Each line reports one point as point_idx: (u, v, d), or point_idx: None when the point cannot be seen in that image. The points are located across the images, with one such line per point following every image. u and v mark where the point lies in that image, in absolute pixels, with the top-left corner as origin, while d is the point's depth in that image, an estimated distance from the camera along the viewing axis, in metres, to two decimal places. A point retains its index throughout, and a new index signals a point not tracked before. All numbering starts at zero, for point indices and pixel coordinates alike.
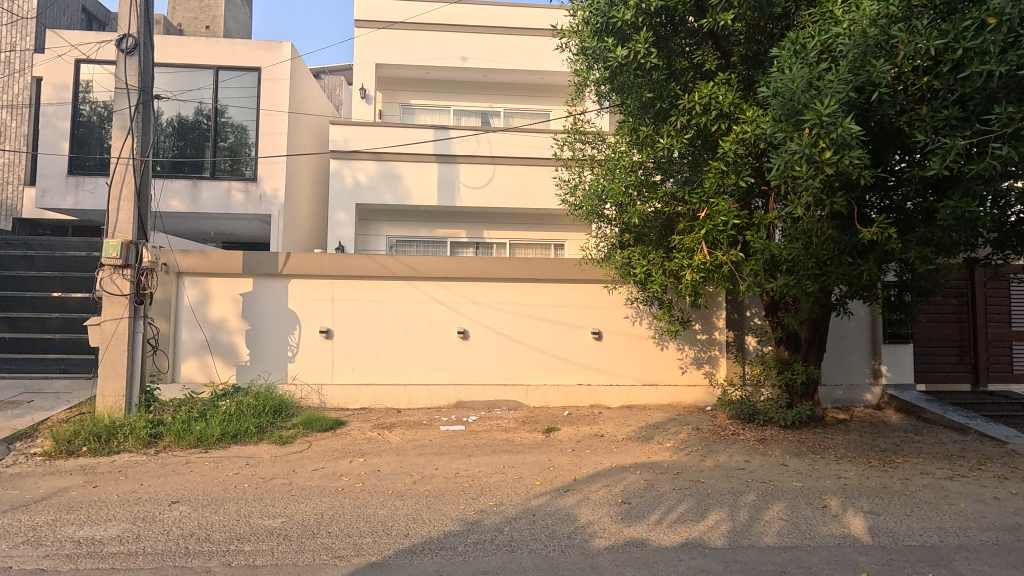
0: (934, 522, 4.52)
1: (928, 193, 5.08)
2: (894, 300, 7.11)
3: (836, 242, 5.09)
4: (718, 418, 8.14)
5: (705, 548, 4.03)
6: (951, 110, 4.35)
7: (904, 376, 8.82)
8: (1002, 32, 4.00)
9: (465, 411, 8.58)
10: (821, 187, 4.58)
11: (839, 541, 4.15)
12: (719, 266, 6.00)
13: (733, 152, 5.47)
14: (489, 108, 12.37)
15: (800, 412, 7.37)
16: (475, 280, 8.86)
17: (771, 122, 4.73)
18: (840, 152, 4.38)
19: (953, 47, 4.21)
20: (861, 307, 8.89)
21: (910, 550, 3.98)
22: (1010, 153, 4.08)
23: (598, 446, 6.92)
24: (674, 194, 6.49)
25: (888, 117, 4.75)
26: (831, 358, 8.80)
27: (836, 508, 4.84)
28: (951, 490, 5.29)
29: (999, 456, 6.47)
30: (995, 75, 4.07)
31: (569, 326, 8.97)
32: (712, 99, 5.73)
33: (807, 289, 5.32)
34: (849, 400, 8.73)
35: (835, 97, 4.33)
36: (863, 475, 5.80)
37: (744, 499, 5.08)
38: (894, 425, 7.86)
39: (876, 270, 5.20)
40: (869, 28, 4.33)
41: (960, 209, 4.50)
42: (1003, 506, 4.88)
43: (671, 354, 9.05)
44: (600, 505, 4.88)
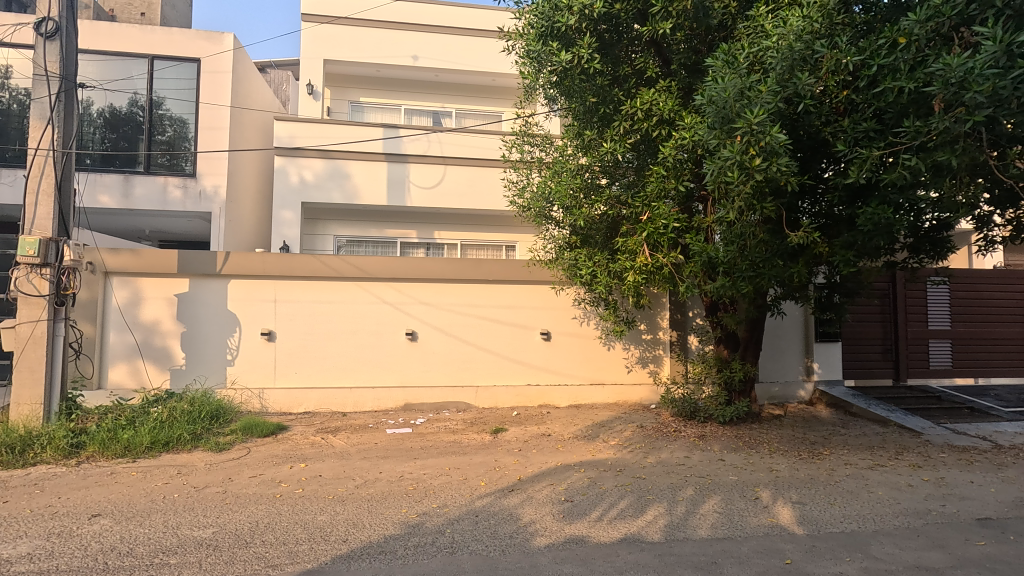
0: (854, 509, 4.80)
1: (852, 200, 5.39)
2: (824, 300, 7.49)
3: (767, 245, 5.35)
4: (662, 415, 8.38)
5: (642, 542, 4.13)
6: (869, 122, 4.63)
7: (833, 372, 9.34)
8: (911, 50, 4.31)
9: (413, 413, 8.48)
10: (751, 192, 4.79)
11: (767, 531, 4.34)
12: (660, 268, 6.19)
13: (672, 157, 5.64)
14: (441, 108, 12.30)
15: (738, 408, 7.67)
16: (424, 281, 8.78)
17: (706, 129, 4.92)
18: (769, 159, 4.59)
19: (869, 63, 4.49)
20: (794, 307, 9.33)
21: (832, 537, 4.20)
22: (917, 165, 4.35)
23: (545, 446, 6.98)
24: (618, 197, 6.65)
25: (814, 128, 5.01)
26: (768, 356, 9.19)
27: (767, 500, 5.07)
28: (871, 479, 5.63)
29: (915, 446, 6.94)
30: (905, 91, 4.35)
31: (518, 326, 9.03)
32: (652, 106, 5.90)
33: (742, 289, 5.56)
34: (784, 397, 9.15)
35: (764, 107, 4.55)
36: (793, 467, 6.10)
37: (683, 494, 5.25)
38: (823, 419, 8.29)
39: (805, 273, 5.50)
40: (795, 42, 4.56)
41: (878, 216, 4.81)
42: (916, 492, 5.23)
43: (617, 353, 9.25)
44: (543, 504, 4.93)
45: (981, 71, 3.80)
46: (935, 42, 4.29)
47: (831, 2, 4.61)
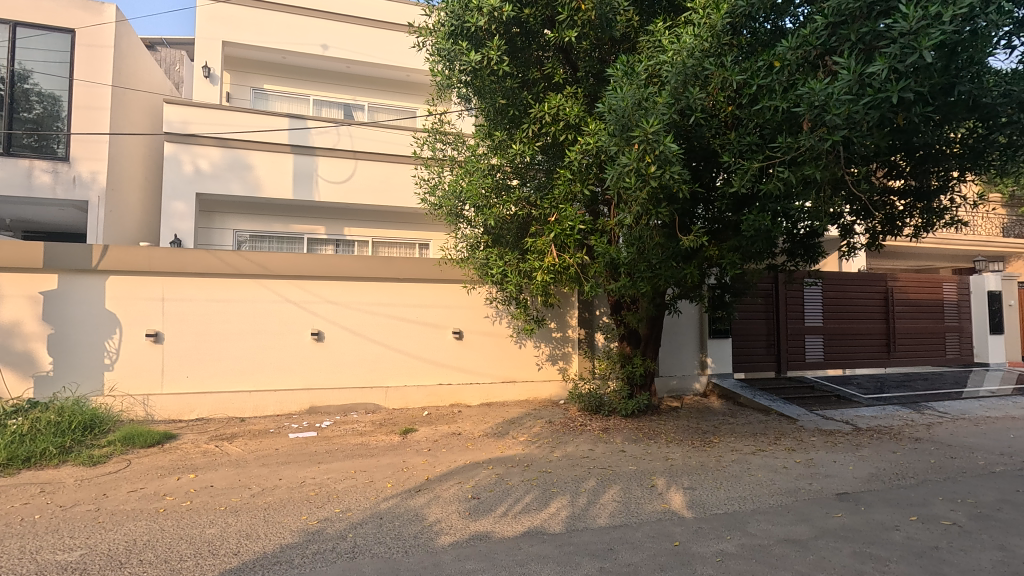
0: (736, 492, 5.24)
1: (738, 207, 5.89)
2: (717, 299, 8.08)
3: (664, 248, 5.70)
4: (570, 410, 8.67)
5: (544, 534, 4.25)
6: (751, 136, 5.06)
7: (724, 366, 10.11)
8: (785, 73, 4.78)
9: (318, 416, 8.17)
10: (648, 197, 5.09)
11: (660, 516, 4.63)
12: (566, 268, 6.38)
13: (578, 161, 5.86)
14: (353, 100, 11.91)
15: (639, 401, 8.11)
16: (331, 279, 8.46)
17: (608, 136, 5.16)
18: (663, 166, 4.88)
19: (750, 82, 4.92)
20: (690, 306, 10.00)
21: (716, 518, 4.55)
22: (788, 177, 4.82)
23: (455, 445, 6.96)
24: (528, 198, 6.80)
25: (705, 139, 5.42)
26: (667, 353, 9.77)
27: (662, 487, 5.40)
28: (753, 463, 6.17)
29: (791, 431, 7.68)
30: (779, 109, 4.80)
31: (430, 325, 8.95)
32: (559, 111, 6.10)
33: (641, 288, 5.92)
34: (681, 389, 9.76)
35: (659, 117, 4.83)
36: (686, 455, 6.54)
37: (586, 485, 5.47)
38: (715, 410, 8.96)
39: (697, 273, 5.93)
40: (688, 59, 4.90)
41: (758, 223, 5.29)
42: (789, 473, 5.81)
43: (528, 351, 9.44)
44: (449, 503, 4.93)
45: (838, 96, 4.27)
46: (804, 67, 4.77)
47: (718, 23, 4.99)
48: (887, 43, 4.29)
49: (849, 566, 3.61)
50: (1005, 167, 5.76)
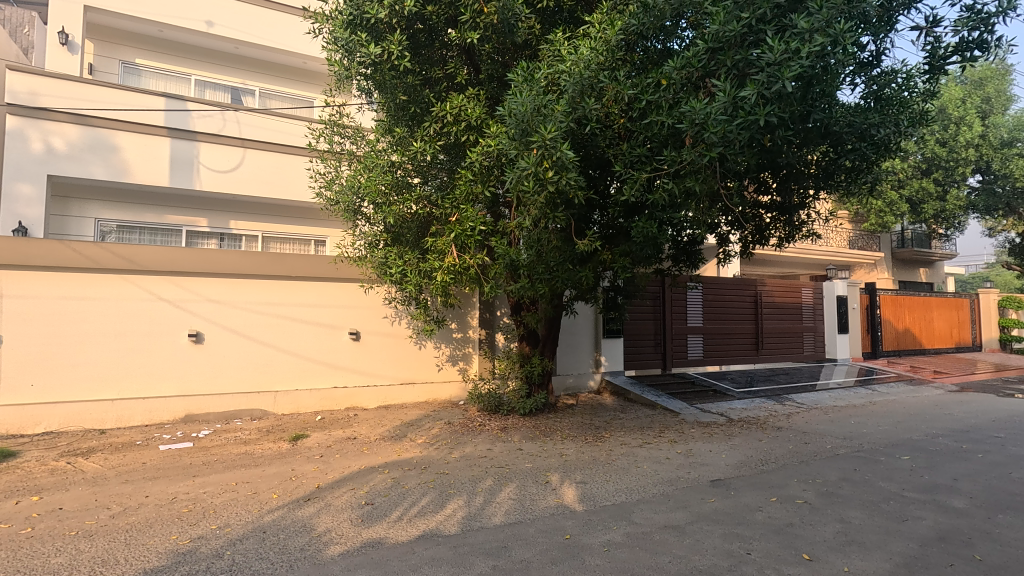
0: (623, 483, 5.54)
1: (629, 214, 6.26)
2: (611, 300, 8.51)
3: (561, 251, 5.89)
4: (469, 410, 8.69)
5: (439, 537, 4.22)
6: (641, 148, 5.38)
7: (616, 364, 10.66)
8: (672, 91, 5.14)
9: (195, 425, 7.48)
10: (545, 201, 5.24)
11: (553, 511, 4.77)
12: (467, 269, 6.37)
13: (479, 163, 5.90)
14: (242, 84, 11.09)
15: (536, 400, 8.33)
16: (213, 276, 7.81)
17: (508, 139, 5.25)
18: (560, 172, 5.04)
19: (640, 98, 5.25)
20: (585, 307, 10.42)
21: (605, 510, 4.77)
22: (672, 189, 5.17)
23: (349, 450, 6.71)
24: (430, 197, 6.72)
25: (600, 148, 5.69)
26: (564, 352, 10.10)
27: (556, 482, 5.57)
28: (639, 455, 6.56)
29: (674, 424, 8.26)
30: (665, 125, 5.14)
31: (324, 326, 8.55)
32: (461, 111, 6.13)
33: (539, 290, 6.10)
34: (577, 387, 10.13)
35: (556, 124, 5.00)
36: (580, 450, 6.81)
37: (482, 485, 5.50)
38: (607, 406, 9.42)
39: (591, 277, 6.20)
40: (584, 70, 5.12)
41: (646, 230, 5.62)
42: (671, 463, 6.24)
43: (429, 352, 9.33)
44: (341, 511, 4.74)
45: (716, 116, 4.65)
46: (687, 87, 5.15)
47: (612, 39, 5.26)
48: (757, 71, 4.74)
49: (719, 547, 3.95)
50: (850, 188, 6.60)
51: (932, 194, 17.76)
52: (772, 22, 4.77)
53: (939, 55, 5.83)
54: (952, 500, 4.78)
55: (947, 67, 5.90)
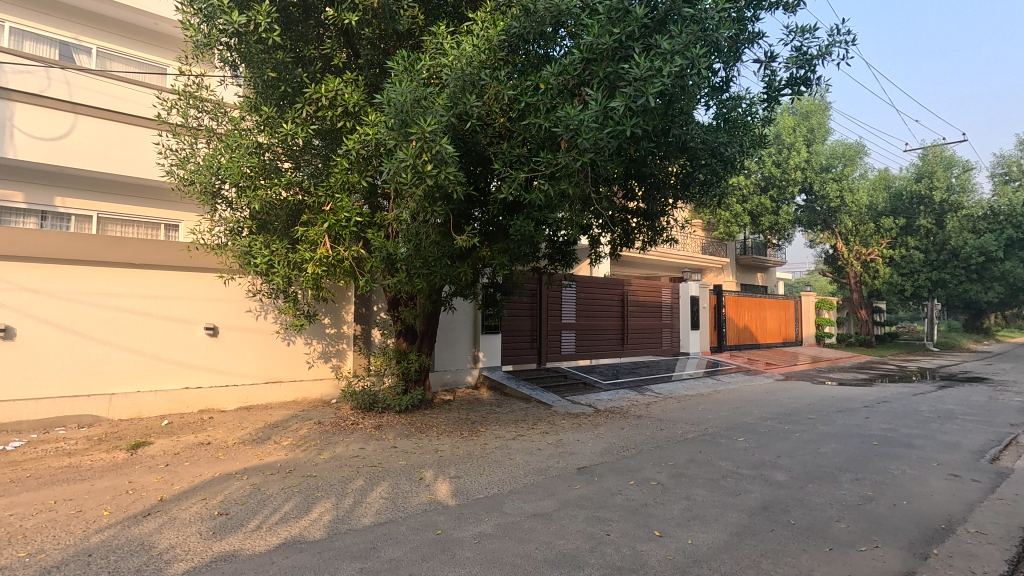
0: (496, 476, 5.66)
1: (507, 212, 6.39)
2: (490, 296, 8.66)
3: (439, 246, 5.84)
4: (341, 409, 8.32)
5: (302, 544, 3.98)
6: (520, 148, 5.51)
7: (494, 359, 10.84)
8: (549, 95, 5.34)
9: (3, 436, 6.30)
10: (423, 195, 5.19)
11: (425, 508, 4.73)
12: (340, 261, 6.09)
13: (356, 151, 5.68)
14: (74, 40, 9.56)
15: (413, 396, 8.21)
16: (29, 261, 6.64)
17: (386, 128, 5.12)
18: (439, 167, 5.02)
19: (519, 99, 5.38)
20: (464, 303, 10.46)
21: (477, 503, 4.83)
22: (548, 190, 5.37)
23: (201, 456, 6.09)
24: (301, 184, 6.32)
25: (481, 145, 5.75)
26: (443, 348, 10.05)
27: (430, 478, 5.54)
28: (512, 448, 6.74)
29: (546, 416, 8.61)
30: (542, 127, 5.32)
31: (174, 320, 7.67)
32: (337, 95, 5.86)
33: (416, 285, 6.01)
34: (455, 382, 10.15)
35: (436, 118, 4.97)
36: (455, 445, 6.83)
37: (353, 485, 5.30)
38: (484, 400, 9.56)
39: (470, 272, 6.24)
40: (466, 66, 5.16)
41: (523, 229, 5.78)
42: (542, 454, 6.50)
43: (298, 349, 8.77)
44: (188, 524, 4.29)
45: (588, 123, 4.91)
46: (563, 94, 5.37)
47: (493, 38, 5.34)
48: (625, 84, 5.08)
49: (582, 530, 4.18)
50: (703, 199, 7.33)
51: (768, 209, 20.34)
52: (639, 40, 5.16)
53: (775, 87, 6.68)
54: (775, 474, 5.53)
55: (781, 97, 6.78)
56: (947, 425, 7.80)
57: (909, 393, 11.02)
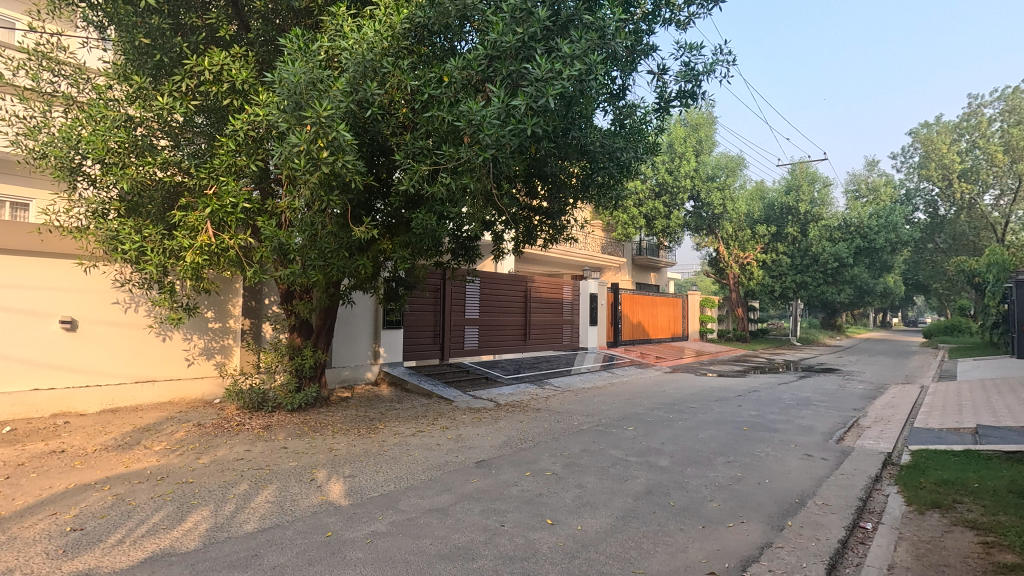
0: (392, 473, 5.55)
1: (410, 205, 6.28)
2: (392, 291, 8.47)
3: (336, 237, 5.59)
4: (226, 409, 7.74)
5: (172, 556, 3.65)
6: (423, 141, 5.41)
7: (395, 354, 10.60)
8: (453, 89, 5.30)
9: None
10: (319, 183, 4.96)
11: (315, 509, 4.53)
12: (225, 250, 5.63)
13: (244, 131, 5.30)
14: None
15: (307, 394, 7.82)
16: None
17: (278, 110, 4.85)
18: (336, 154, 4.82)
19: (422, 90, 5.30)
20: (365, 297, 10.14)
21: (372, 502, 4.71)
22: (450, 184, 5.32)
23: (53, 466, 5.38)
24: (180, 164, 5.77)
25: (382, 135, 5.59)
26: (341, 343, 9.66)
27: (322, 479, 5.31)
28: (411, 444, 6.65)
29: (447, 411, 8.59)
30: (445, 121, 5.26)
31: (22, 312, 6.69)
32: (223, 69, 5.44)
33: (311, 277, 5.70)
34: (353, 379, 9.80)
35: (333, 104, 4.78)
36: (350, 443, 6.61)
37: (235, 490, 4.96)
38: (384, 397, 9.33)
39: (369, 265, 6.03)
40: (367, 52, 5.01)
41: (425, 222, 5.69)
42: (441, 449, 6.47)
43: (175, 344, 8.04)
44: (32, 544, 3.78)
45: (490, 120, 4.94)
46: (467, 88, 5.36)
47: (397, 26, 5.22)
48: (527, 84, 5.16)
49: (478, 523, 4.22)
50: (601, 200, 7.65)
51: (661, 213, 21.71)
52: (541, 42, 5.27)
53: (666, 98, 7.12)
54: (659, 460, 5.93)
55: (672, 108, 7.24)
56: (804, 410, 8.80)
57: (775, 383, 12.30)
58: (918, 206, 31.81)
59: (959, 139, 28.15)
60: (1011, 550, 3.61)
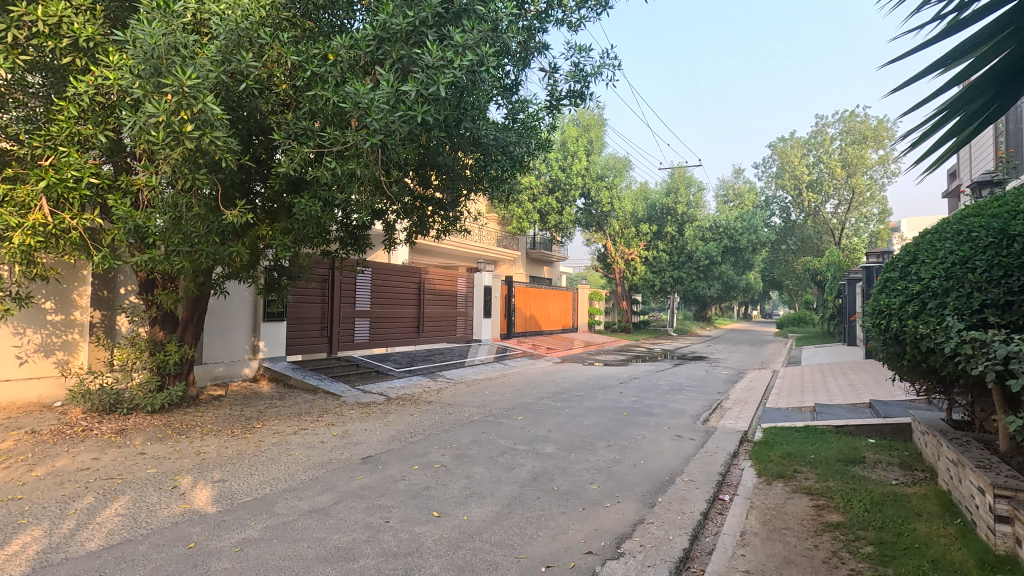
0: (269, 474, 5.20)
1: (292, 189, 5.89)
2: (272, 281, 7.90)
3: (205, 221, 5.08)
4: (69, 413, 6.79)
5: None
6: (305, 121, 5.09)
7: (277, 348, 9.94)
8: (338, 68, 5.04)
9: None
10: (182, 159, 4.49)
11: (176, 520, 4.12)
12: (65, 232, 4.90)
13: (89, 96, 4.66)
14: None
15: (170, 394, 7.06)
16: None
17: (131, 75, 4.34)
18: (202, 130, 4.38)
19: (304, 67, 5.00)
20: (242, 287, 9.40)
21: (243, 507, 4.38)
22: (334, 169, 5.04)
23: None
24: (5, 128, 4.92)
25: (260, 112, 5.19)
26: (212, 336, 8.85)
27: (186, 486, 4.84)
28: (292, 443, 6.27)
29: (333, 407, 8.21)
30: (329, 102, 4.99)
31: None
32: (63, 22, 4.73)
33: (175, 265, 5.13)
34: (228, 375, 9.03)
35: (200, 74, 4.36)
36: (222, 445, 6.10)
37: (77, 504, 4.36)
38: (262, 394, 8.72)
39: (245, 254, 5.54)
40: (240, 20, 4.63)
41: (308, 209, 5.34)
42: (325, 447, 6.18)
43: (4, 340, 6.85)
44: None
45: (378, 104, 4.77)
46: (354, 69, 5.15)
47: None
48: (417, 70, 5.04)
49: (360, 521, 4.08)
50: (494, 193, 7.70)
51: (554, 209, 22.39)
52: (433, 28, 5.17)
53: (557, 96, 7.32)
54: (545, 447, 6.13)
55: (563, 107, 7.45)
56: (677, 395, 9.56)
57: (654, 370, 13.22)
58: (775, 212, 35.75)
59: (808, 154, 31.95)
60: (836, 510, 4.18)
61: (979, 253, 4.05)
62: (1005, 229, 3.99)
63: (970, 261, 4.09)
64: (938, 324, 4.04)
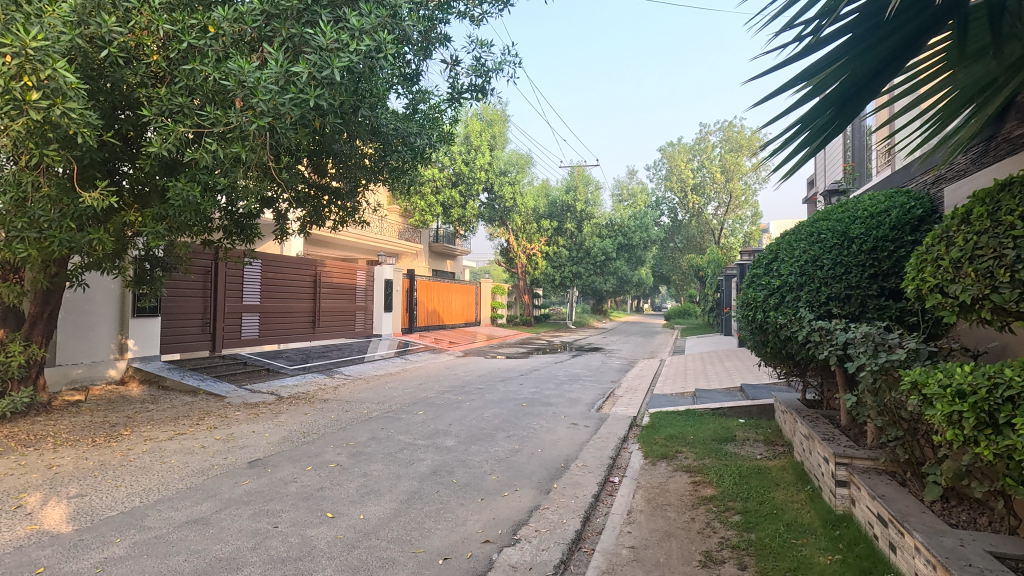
0: (138, 485, 4.72)
1: (164, 171, 5.34)
2: (142, 273, 7.11)
3: (57, 204, 4.46)
4: None
5: None
6: (181, 98, 4.62)
7: (150, 347, 9.02)
8: (219, 42, 4.65)
9: None
10: (25, 132, 3.92)
11: (21, 543, 3.61)
12: None
13: None
14: None
15: (14, 401, 6.14)
16: None
17: None
18: (51, 99, 3.88)
19: (179, 37, 4.54)
20: (108, 280, 8.42)
21: (107, 522, 3.94)
22: (216, 151, 4.62)
23: None
24: None
25: (126, 83, 4.68)
26: (69, 334, 7.83)
27: (33, 504, 4.26)
28: (166, 450, 5.73)
29: (216, 409, 7.63)
30: (210, 78, 4.58)
31: None
32: None
33: (18, 253, 4.45)
34: (88, 378, 8.03)
35: (49, 36, 3.84)
36: (80, 456, 5.42)
37: None
38: (131, 397, 7.86)
39: (108, 242, 4.92)
40: None
41: (184, 194, 4.79)
42: (205, 452, 5.71)
43: None
44: None
45: (265, 84, 4.47)
46: (238, 45, 4.81)
47: None
48: (310, 51, 4.81)
49: (245, 529, 3.83)
50: (393, 184, 7.50)
51: (457, 202, 22.32)
52: (326, 8, 4.95)
53: (459, 89, 7.30)
54: (445, 441, 6.12)
55: (464, 99, 7.43)
56: (573, 385, 9.96)
57: (553, 362, 13.67)
58: (664, 212, 38.21)
59: (694, 159, 34.45)
60: (710, 485, 4.60)
61: (827, 253, 4.69)
62: (846, 232, 4.68)
63: (819, 260, 4.71)
64: (794, 315, 4.62)
